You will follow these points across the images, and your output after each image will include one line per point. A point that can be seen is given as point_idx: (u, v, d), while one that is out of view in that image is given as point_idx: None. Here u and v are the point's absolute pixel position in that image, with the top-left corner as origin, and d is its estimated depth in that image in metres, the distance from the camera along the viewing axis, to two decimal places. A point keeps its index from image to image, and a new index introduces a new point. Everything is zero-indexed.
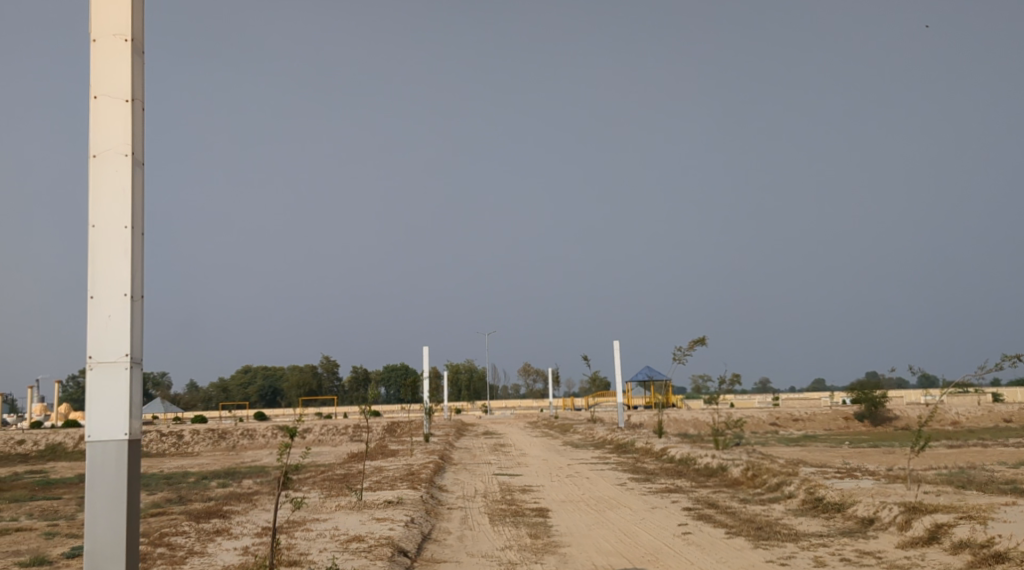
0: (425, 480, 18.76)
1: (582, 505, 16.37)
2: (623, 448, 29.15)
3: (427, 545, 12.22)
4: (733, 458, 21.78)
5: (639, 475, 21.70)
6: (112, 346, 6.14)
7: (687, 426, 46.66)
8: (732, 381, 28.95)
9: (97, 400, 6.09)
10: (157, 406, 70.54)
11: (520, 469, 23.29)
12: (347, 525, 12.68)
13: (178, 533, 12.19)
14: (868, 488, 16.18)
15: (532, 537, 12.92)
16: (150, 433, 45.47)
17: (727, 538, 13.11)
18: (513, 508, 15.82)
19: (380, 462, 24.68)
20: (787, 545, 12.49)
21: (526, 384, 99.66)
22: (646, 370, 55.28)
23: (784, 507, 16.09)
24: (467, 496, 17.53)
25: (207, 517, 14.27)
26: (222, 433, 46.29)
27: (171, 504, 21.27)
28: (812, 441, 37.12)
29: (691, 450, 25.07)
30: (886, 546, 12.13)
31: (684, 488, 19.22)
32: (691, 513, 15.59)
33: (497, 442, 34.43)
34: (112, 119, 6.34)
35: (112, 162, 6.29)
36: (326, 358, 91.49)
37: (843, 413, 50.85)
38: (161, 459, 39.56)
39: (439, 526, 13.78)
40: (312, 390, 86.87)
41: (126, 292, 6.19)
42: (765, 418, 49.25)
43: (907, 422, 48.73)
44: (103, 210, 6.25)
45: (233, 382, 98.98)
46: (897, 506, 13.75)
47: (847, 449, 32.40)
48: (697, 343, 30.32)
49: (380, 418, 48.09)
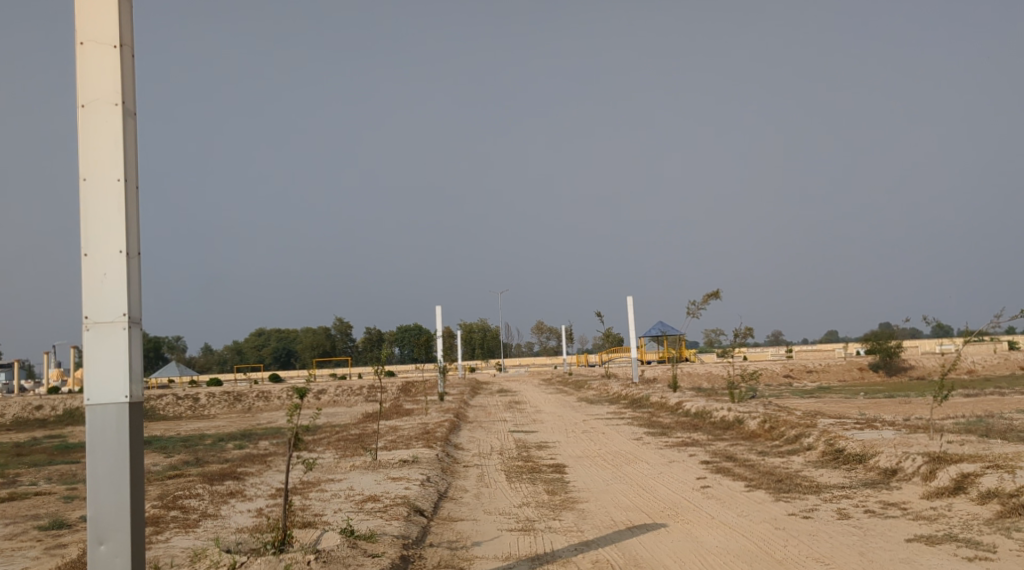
0: (440, 438, 18.60)
1: (599, 461, 16.17)
2: (637, 402, 29.01)
3: (443, 504, 12.06)
4: (749, 411, 21.53)
5: (655, 430, 21.50)
6: (108, 306, 5.88)
7: (701, 380, 46.59)
8: (745, 334, 28.70)
9: (94, 362, 5.85)
10: (172, 369, 70.89)
11: (535, 426, 23.15)
12: (362, 485, 12.54)
13: (191, 496, 12.07)
14: (889, 438, 15.90)
15: (549, 494, 12.76)
16: (165, 397, 45.63)
17: (747, 490, 12.90)
18: (529, 464, 15.68)
19: (394, 422, 24.57)
20: (809, 497, 12.27)
21: (539, 341, 99.60)
22: (659, 325, 55.10)
23: (804, 459, 15.85)
24: (483, 454, 17.35)
25: (221, 479, 14.14)
26: (237, 395, 46.43)
27: (188, 466, 21.24)
28: (828, 393, 36.94)
29: (706, 403, 24.84)
30: (911, 497, 11.90)
31: (700, 441, 19.00)
32: (710, 466, 15.44)
33: (511, 399, 34.33)
34: (101, 66, 6.01)
35: (101, 112, 5.98)
36: (340, 320, 91.67)
37: (857, 363, 50.61)
38: (178, 422, 39.67)
39: (455, 484, 13.63)
40: (327, 352, 87.16)
41: (121, 249, 5.92)
42: (779, 370, 49.13)
43: (922, 372, 48.49)
44: (93, 164, 5.96)
45: (248, 345, 99.49)
46: (921, 456, 13.49)
47: (862, 399, 32.17)
48: (712, 297, 30.06)
49: (394, 378, 48.16)
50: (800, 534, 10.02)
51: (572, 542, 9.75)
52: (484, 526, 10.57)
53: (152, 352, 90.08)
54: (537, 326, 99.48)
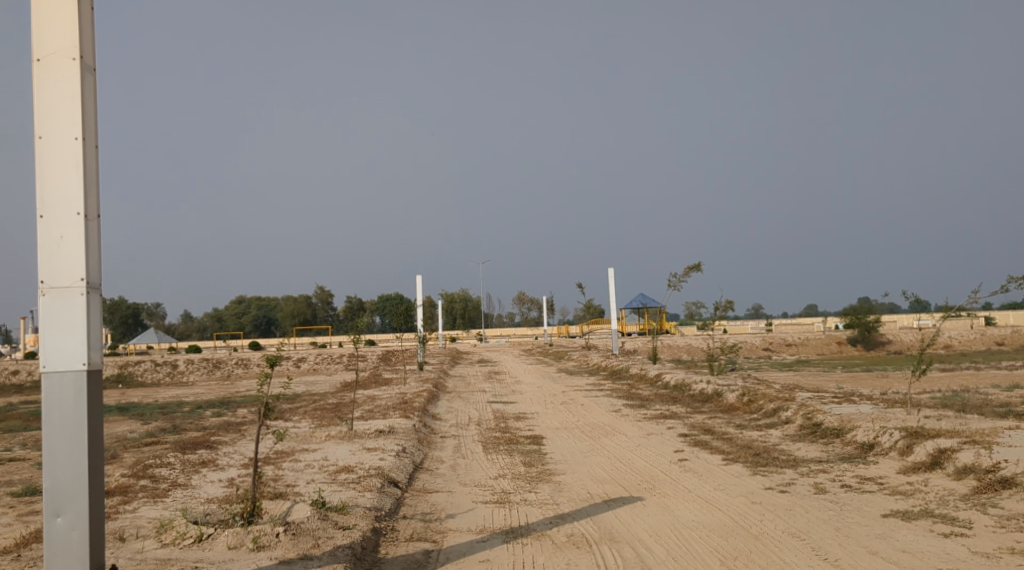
0: (419, 409, 18.42)
1: (576, 433, 16.09)
2: (617, 374, 29.01)
3: (418, 475, 11.92)
4: (729, 384, 21.49)
5: (634, 402, 21.45)
6: (65, 271, 5.65)
7: (681, 352, 46.74)
8: (726, 307, 28.70)
9: (50, 328, 5.63)
10: (151, 336, 70.40)
11: (514, 396, 23.08)
12: (336, 455, 12.37)
13: (162, 465, 11.87)
14: (867, 413, 15.88)
15: (526, 466, 12.65)
16: (143, 363, 45.26)
17: (724, 464, 12.86)
18: (507, 436, 15.56)
19: (373, 391, 24.41)
20: (786, 471, 12.23)
21: (520, 312, 99.58)
22: (640, 298, 55.15)
23: (781, 432, 15.83)
24: (461, 424, 17.21)
25: (194, 448, 13.90)
26: (216, 361, 46.16)
27: (165, 433, 21.05)
28: (807, 366, 37.12)
29: (686, 376, 24.81)
30: (888, 472, 11.89)
31: (679, 414, 18.96)
32: (688, 439, 15.39)
33: (491, 369, 34.28)
34: (58, 17, 5.72)
35: (59, 68, 5.71)
36: (321, 288, 91.29)
37: (836, 337, 50.88)
38: (156, 388, 39.41)
39: (431, 455, 13.49)
40: (307, 320, 86.80)
41: (79, 211, 5.68)
42: (758, 343, 49.34)
43: (900, 346, 48.85)
44: (48, 120, 5.69)
45: (228, 313, 98.98)
46: (898, 430, 13.48)
47: (839, 372, 32.41)
48: (693, 269, 29.99)
49: (374, 347, 48.01)
50: (776, 509, 9.95)
51: (547, 515, 9.64)
52: (459, 498, 10.45)
53: (131, 318, 89.49)
54: (519, 298, 99.29)
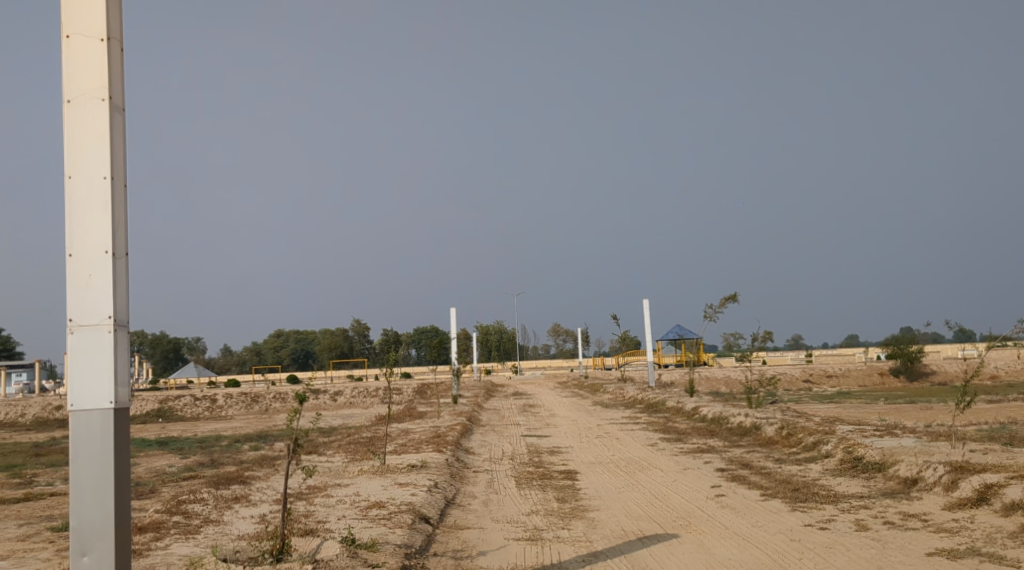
0: (452, 443, 18.31)
1: (611, 467, 15.89)
2: (653, 407, 28.65)
3: (450, 511, 11.81)
4: (767, 416, 21.13)
5: (670, 436, 21.14)
6: (93, 308, 5.68)
7: (720, 384, 46.12)
8: (764, 338, 28.29)
9: (78, 366, 5.65)
10: (190, 370, 71.13)
11: (549, 430, 22.86)
12: (368, 491, 12.30)
13: (196, 501, 11.87)
14: (910, 447, 15.48)
15: (559, 502, 12.47)
16: (182, 397, 45.59)
17: (762, 499, 12.59)
18: (540, 471, 15.39)
19: (407, 425, 24.32)
20: (827, 507, 11.93)
21: (556, 343, 99.23)
22: (676, 329, 54.64)
23: (821, 467, 15.49)
24: (494, 459, 17.07)
25: (228, 483, 13.91)
26: (254, 396, 46.34)
27: (202, 467, 21.13)
28: (848, 398, 36.43)
29: (723, 409, 24.42)
30: (932, 509, 11.56)
31: (717, 448, 18.63)
32: (725, 473, 15.11)
33: (526, 402, 34.07)
34: (86, 59, 5.81)
35: (88, 107, 5.78)
36: (357, 322, 91.72)
37: (877, 368, 49.95)
38: (195, 423, 39.69)
39: (464, 491, 13.38)
40: (344, 353, 87.14)
41: (107, 249, 5.72)
42: (798, 375, 48.58)
43: (944, 377, 47.80)
44: (78, 160, 5.76)
45: (266, 347, 99.84)
46: (942, 465, 13.11)
47: (882, 405, 31.72)
48: (729, 300, 29.67)
49: (410, 379, 48.00)
50: (815, 547, 9.71)
51: (580, 553, 9.46)
52: (491, 535, 10.32)
53: (171, 353, 90.64)
54: (554, 329, 98.99)
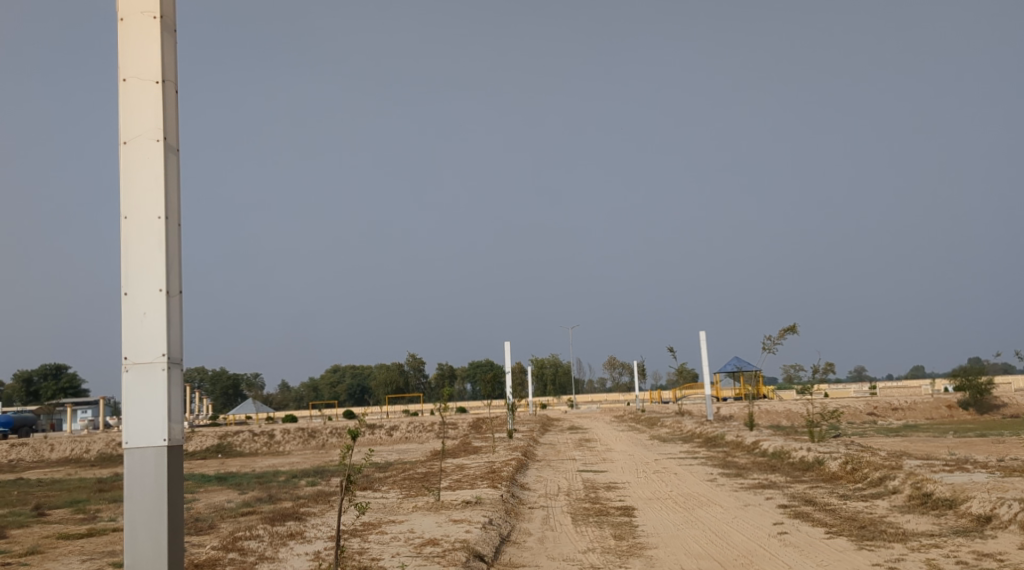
0: (507, 478, 18.16)
1: (670, 503, 15.56)
2: (712, 441, 28.11)
3: (505, 548, 11.67)
4: (830, 451, 20.57)
5: (729, 471, 20.71)
6: (148, 346, 5.72)
7: (780, 418, 45.17)
8: (825, 370, 27.64)
9: (133, 405, 5.69)
10: (249, 406, 72.06)
11: (605, 465, 22.58)
12: (423, 528, 12.22)
13: (251, 537, 11.90)
14: (982, 483, 14.89)
15: (616, 539, 12.24)
16: (242, 433, 46.10)
17: (827, 538, 12.19)
18: (597, 507, 15.16)
19: (462, 460, 24.21)
20: (895, 546, 11.51)
21: (612, 377, 98.40)
22: (734, 362, 53.79)
23: (888, 504, 14.97)
24: (550, 495, 16.88)
25: (282, 520, 13.93)
26: (312, 431, 46.67)
27: (260, 503, 21.27)
28: (915, 431, 35.37)
29: (785, 443, 23.87)
30: (1007, 548, 11.07)
31: (778, 484, 18.17)
32: (787, 510, 14.69)
33: (582, 437, 33.74)
34: (142, 101, 5.91)
35: (144, 149, 5.87)
36: (413, 356, 92.18)
37: (945, 401, 48.38)
38: (253, 458, 40.09)
39: (519, 527, 13.23)
40: (400, 388, 87.51)
41: (161, 288, 5.77)
42: (862, 408, 47.35)
43: (1016, 410, 46.12)
44: (134, 201, 5.84)
45: (323, 382, 100.89)
46: (1018, 502, 12.57)
47: (951, 438, 30.67)
48: (789, 331, 29.09)
49: (466, 414, 47.94)
50: None
51: None
52: None
53: (231, 390, 92.11)
54: (610, 362, 98.21)
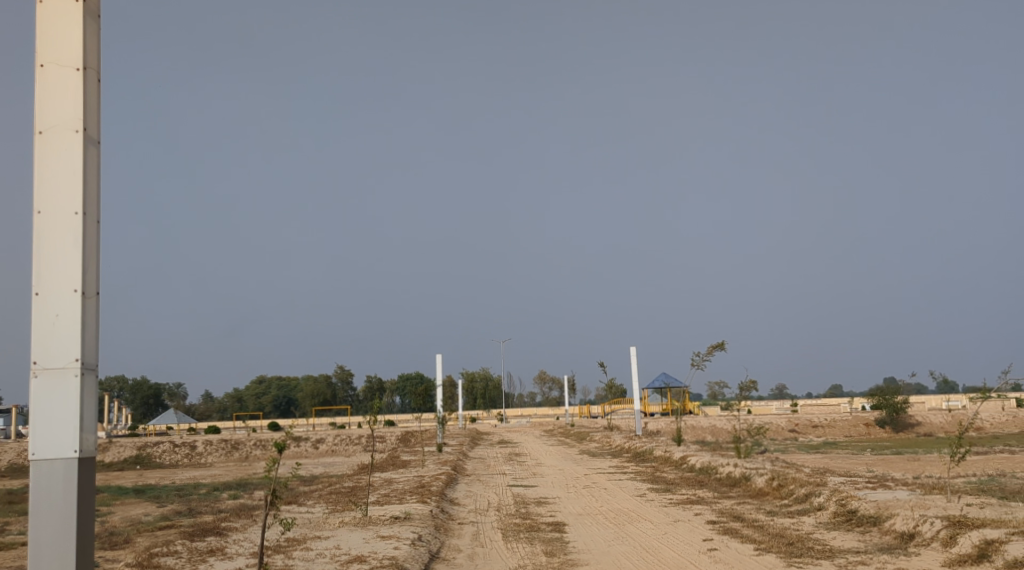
0: (436, 493, 17.86)
1: (601, 519, 15.47)
2: (641, 456, 28.22)
3: (435, 565, 11.41)
4: (756, 467, 20.80)
5: (658, 486, 20.75)
6: (61, 350, 5.36)
7: (706, 434, 45.71)
8: (748, 387, 28.02)
9: (41, 413, 5.31)
10: (170, 416, 70.08)
11: (535, 480, 22.43)
12: (350, 544, 11.87)
13: (169, 554, 11.38)
14: (905, 500, 15.15)
15: (547, 555, 12.07)
16: (161, 444, 44.71)
17: (756, 554, 12.23)
18: (527, 522, 14.99)
19: (390, 474, 23.77)
20: (823, 562, 11.58)
21: (541, 392, 98.47)
22: (662, 377, 54.31)
23: (815, 520, 15.13)
24: (480, 510, 16.66)
25: (202, 535, 13.41)
26: (234, 443, 45.51)
27: (179, 517, 20.53)
28: (836, 448, 36.12)
29: (712, 458, 24.06)
30: (932, 565, 11.24)
31: (706, 499, 18.25)
32: (716, 526, 14.72)
33: (512, 451, 33.53)
34: (60, 90, 5.56)
35: (60, 139, 5.52)
36: (341, 368, 90.88)
37: (863, 419, 49.52)
38: (173, 470, 38.90)
39: (449, 544, 12.99)
40: (327, 400, 86.13)
41: (76, 289, 5.41)
42: (784, 424, 48.22)
43: (930, 428, 47.53)
44: (47, 195, 5.48)
45: (248, 393, 98.89)
46: (940, 519, 12.80)
47: (869, 455, 31.30)
48: (716, 348, 29.40)
49: (394, 427, 47.37)
50: None
51: None
52: None
53: (151, 399, 89.54)
54: (540, 376, 98.23)
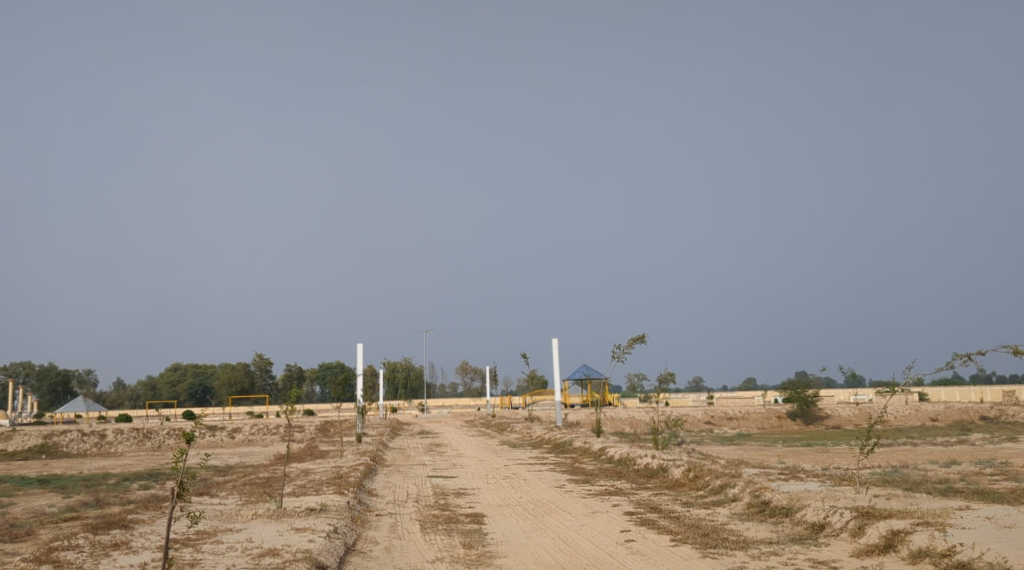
0: (353, 484, 17.59)
1: (519, 510, 15.41)
2: (560, 447, 28.35)
3: (350, 558, 11.20)
4: (673, 458, 21.08)
5: (577, 477, 20.83)
6: None
7: (624, 425, 46.28)
8: (666, 379, 28.38)
9: None
10: (79, 404, 67.61)
11: (454, 471, 22.27)
12: (262, 537, 11.54)
13: (69, 548, 10.88)
14: (815, 491, 15.49)
15: (465, 547, 11.96)
16: (69, 432, 43.12)
17: (672, 545, 12.32)
18: (446, 514, 14.86)
19: (307, 464, 23.35)
20: (737, 553, 11.73)
21: (462, 382, 98.25)
22: (583, 369, 54.75)
23: (729, 511, 15.35)
24: (398, 502, 16.45)
25: (107, 527, 12.89)
26: (147, 432, 44.17)
27: (86, 508, 19.80)
28: (749, 440, 36.93)
29: (629, 450, 24.30)
30: (840, 555, 11.50)
31: (624, 490, 18.39)
32: (634, 517, 14.80)
33: (432, 441, 33.33)
34: None
35: None
36: (260, 356, 89.16)
37: (775, 412, 50.74)
38: (80, 460, 37.48)
39: (366, 536, 12.78)
40: (244, 389, 84.37)
41: None
42: (700, 416, 49.11)
43: (838, 421, 49.05)
44: None
45: (162, 381, 96.32)
46: (849, 510, 13.12)
47: (780, 448, 32.05)
48: (637, 341, 29.70)
49: (312, 417, 46.61)
50: None
51: None
52: None
53: (60, 386, 86.33)
54: (461, 367, 98.05)
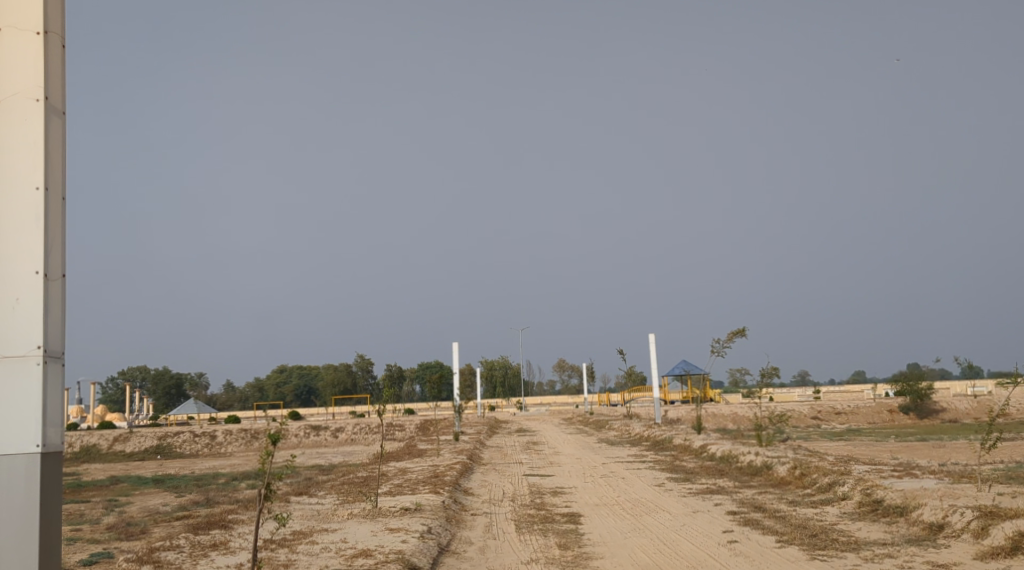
0: (449, 483, 17.53)
1: (617, 509, 15.04)
2: (660, 445, 27.78)
3: (443, 559, 11.03)
4: (778, 455, 20.31)
5: (678, 475, 20.26)
6: (22, 338, 5.36)
7: (727, 421, 45.18)
8: (770, 373, 27.45)
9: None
10: (192, 406, 70.12)
11: (552, 470, 21.98)
12: (356, 537, 11.48)
13: (170, 548, 11.04)
14: (931, 489, 14.63)
15: (561, 548, 11.65)
16: (182, 433, 44.65)
17: (779, 546, 11.74)
18: (542, 513, 14.60)
19: (405, 463, 23.45)
20: (848, 555, 11.08)
21: (560, 379, 97.97)
22: (682, 365, 53.80)
23: (838, 510, 14.62)
24: (493, 500, 16.30)
25: (208, 528, 13.04)
26: (254, 433, 45.39)
27: (195, 507, 20.34)
28: (859, 435, 35.45)
29: (732, 446, 23.56)
30: (962, 558, 10.72)
31: (726, 489, 17.78)
32: (737, 517, 14.25)
33: (531, 441, 33.13)
34: (20, 54, 5.54)
35: (21, 107, 5.49)
36: (362, 357, 90.88)
37: (887, 406, 48.73)
38: (194, 460, 38.82)
39: (460, 536, 12.58)
40: (347, 390, 86.10)
41: (38, 270, 5.40)
42: (806, 411, 47.48)
43: (954, 414, 46.72)
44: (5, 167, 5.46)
45: (270, 382, 99.25)
46: (970, 509, 12.27)
47: (892, 442, 30.63)
48: (737, 335, 28.87)
49: (412, 416, 47.11)
50: None
51: None
52: None
53: (174, 389, 89.87)
54: (559, 364, 97.97)
